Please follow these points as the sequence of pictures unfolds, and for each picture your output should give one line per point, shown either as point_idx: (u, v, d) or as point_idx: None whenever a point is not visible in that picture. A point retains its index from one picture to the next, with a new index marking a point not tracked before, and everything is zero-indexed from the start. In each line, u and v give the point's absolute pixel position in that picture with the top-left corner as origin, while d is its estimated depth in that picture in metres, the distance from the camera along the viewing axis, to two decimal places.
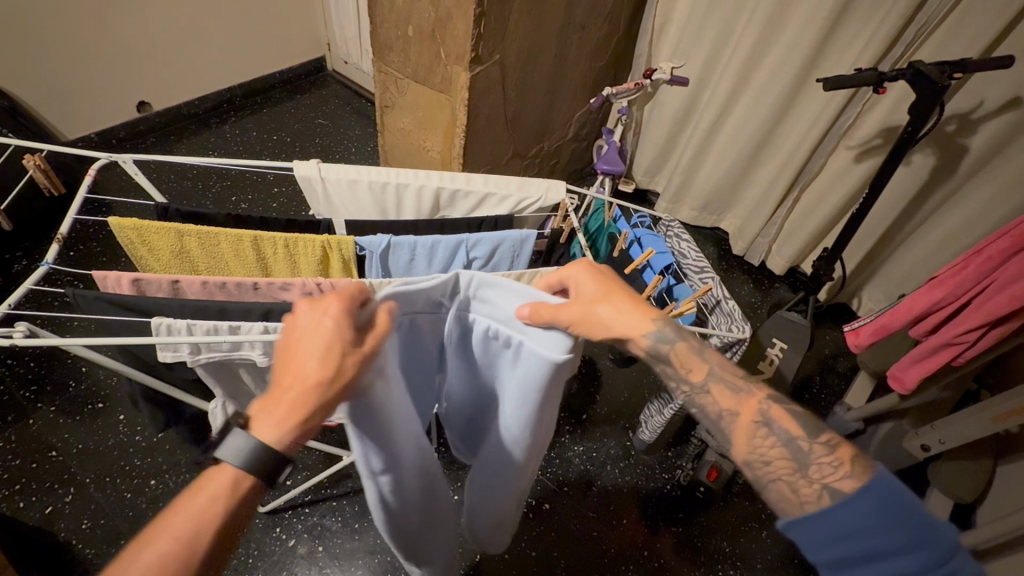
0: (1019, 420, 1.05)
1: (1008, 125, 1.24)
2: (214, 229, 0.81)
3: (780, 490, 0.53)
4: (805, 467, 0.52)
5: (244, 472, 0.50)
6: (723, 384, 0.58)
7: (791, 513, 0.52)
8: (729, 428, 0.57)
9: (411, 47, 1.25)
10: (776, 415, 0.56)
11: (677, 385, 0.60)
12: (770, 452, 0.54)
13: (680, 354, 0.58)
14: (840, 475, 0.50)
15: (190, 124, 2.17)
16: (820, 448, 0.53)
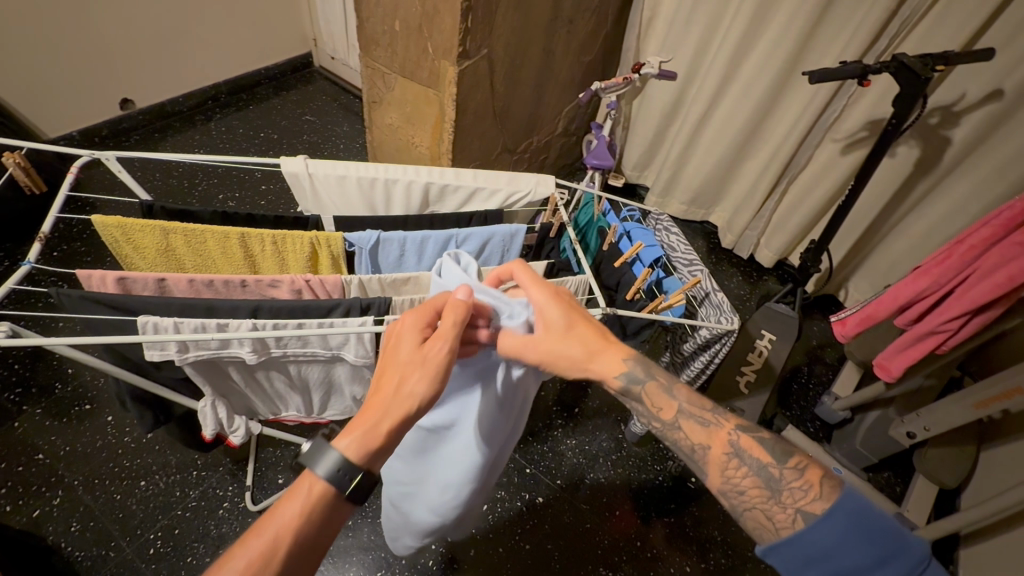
0: (1001, 405, 1.07)
1: (990, 116, 1.25)
2: (200, 226, 0.80)
3: (756, 518, 0.53)
4: (777, 493, 0.52)
5: (327, 483, 0.51)
6: (693, 418, 0.59)
7: (768, 539, 0.53)
8: (703, 462, 0.57)
9: (398, 41, 1.24)
10: (746, 445, 0.56)
11: (651, 422, 0.61)
12: (744, 482, 0.55)
13: (651, 394, 0.60)
14: (811, 499, 0.51)
15: (175, 122, 2.14)
16: (790, 473, 0.53)
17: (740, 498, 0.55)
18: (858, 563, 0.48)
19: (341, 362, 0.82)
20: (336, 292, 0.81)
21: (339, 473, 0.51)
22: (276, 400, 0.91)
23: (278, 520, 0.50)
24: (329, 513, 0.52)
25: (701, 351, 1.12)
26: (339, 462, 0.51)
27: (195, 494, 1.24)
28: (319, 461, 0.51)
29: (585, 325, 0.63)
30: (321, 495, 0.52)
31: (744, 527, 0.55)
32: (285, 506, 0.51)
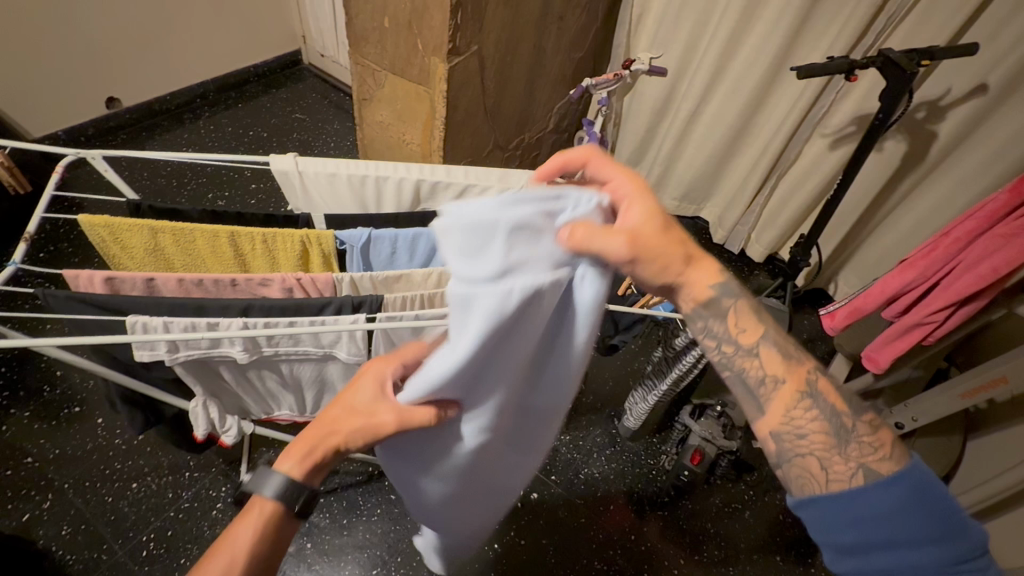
0: (987, 395, 1.10)
1: (975, 111, 1.27)
2: (189, 225, 0.79)
3: (807, 465, 0.55)
4: (843, 445, 0.54)
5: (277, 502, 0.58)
6: (775, 349, 0.59)
7: (813, 489, 0.55)
8: (768, 396, 0.58)
9: (387, 38, 1.23)
10: (822, 389, 0.58)
11: (721, 344, 0.59)
12: (808, 426, 0.56)
13: (739, 313, 0.59)
14: (879, 458, 0.53)
15: (162, 121, 2.11)
16: (862, 427, 0.56)
17: (799, 442, 0.56)
18: (906, 531, 0.51)
19: (334, 360, 0.82)
20: (328, 290, 0.80)
21: (285, 494, 0.57)
22: (269, 400, 0.91)
23: (235, 543, 0.56)
24: (279, 529, 0.59)
25: (693, 345, 1.13)
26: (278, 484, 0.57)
27: (188, 495, 1.23)
28: (265, 484, 0.57)
29: (678, 224, 0.57)
30: (273, 514, 0.58)
31: (790, 472, 0.57)
32: (241, 528, 0.57)
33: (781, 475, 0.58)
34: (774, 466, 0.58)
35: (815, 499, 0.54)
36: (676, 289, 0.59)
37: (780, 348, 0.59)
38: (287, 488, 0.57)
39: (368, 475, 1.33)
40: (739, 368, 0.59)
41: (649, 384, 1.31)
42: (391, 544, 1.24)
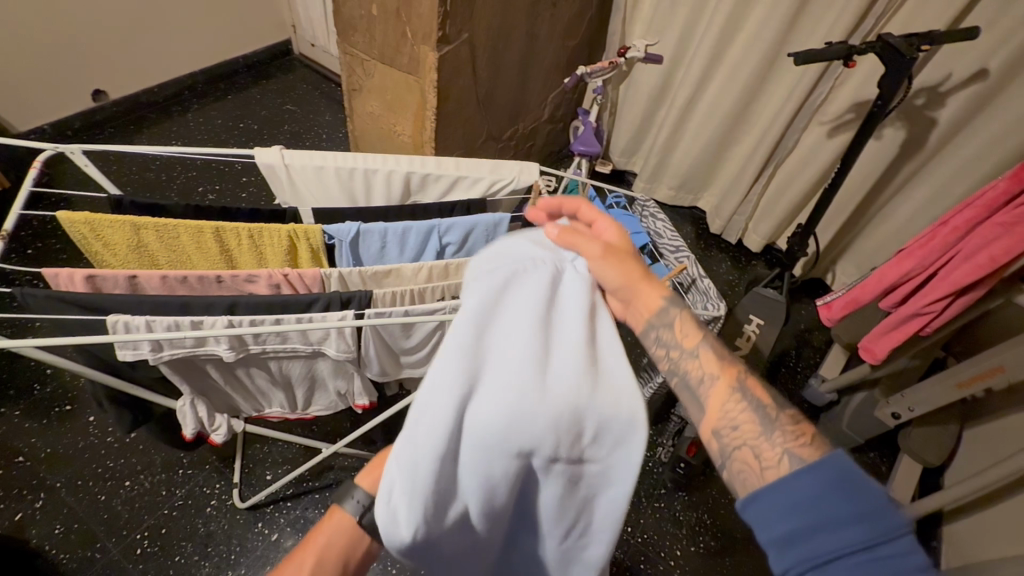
0: (983, 385, 1.09)
1: (974, 97, 1.25)
2: (172, 221, 0.77)
3: (744, 458, 0.52)
4: (770, 433, 0.51)
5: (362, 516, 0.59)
6: (712, 350, 0.58)
7: (752, 483, 0.50)
8: (706, 394, 0.56)
9: (375, 27, 1.20)
10: (751, 385, 0.55)
11: (670, 352, 0.58)
12: (740, 417, 0.54)
13: (681, 319, 0.59)
14: (801, 443, 0.50)
15: (150, 114, 2.08)
16: (785, 417, 0.53)
17: (733, 434, 0.53)
18: (843, 514, 0.45)
19: (322, 357, 0.81)
20: (316, 286, 0.79)
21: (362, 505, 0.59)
22: (259, 397, 0.89)
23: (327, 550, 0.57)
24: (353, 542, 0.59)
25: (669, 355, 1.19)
26: (357, 499, 0.59)
27: (181, 493, 1.22)
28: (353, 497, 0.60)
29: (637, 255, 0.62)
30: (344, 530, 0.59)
31: (730, 477, 0.52)
32: (312, 542, 0.58)
33: (724, 478, 0.54)
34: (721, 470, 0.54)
35: (750, 494, 0.50)
36: (628, 299, 0.60)
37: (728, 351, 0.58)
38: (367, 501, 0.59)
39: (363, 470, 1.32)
40: (683, 372, 0.57)
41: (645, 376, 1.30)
42: None
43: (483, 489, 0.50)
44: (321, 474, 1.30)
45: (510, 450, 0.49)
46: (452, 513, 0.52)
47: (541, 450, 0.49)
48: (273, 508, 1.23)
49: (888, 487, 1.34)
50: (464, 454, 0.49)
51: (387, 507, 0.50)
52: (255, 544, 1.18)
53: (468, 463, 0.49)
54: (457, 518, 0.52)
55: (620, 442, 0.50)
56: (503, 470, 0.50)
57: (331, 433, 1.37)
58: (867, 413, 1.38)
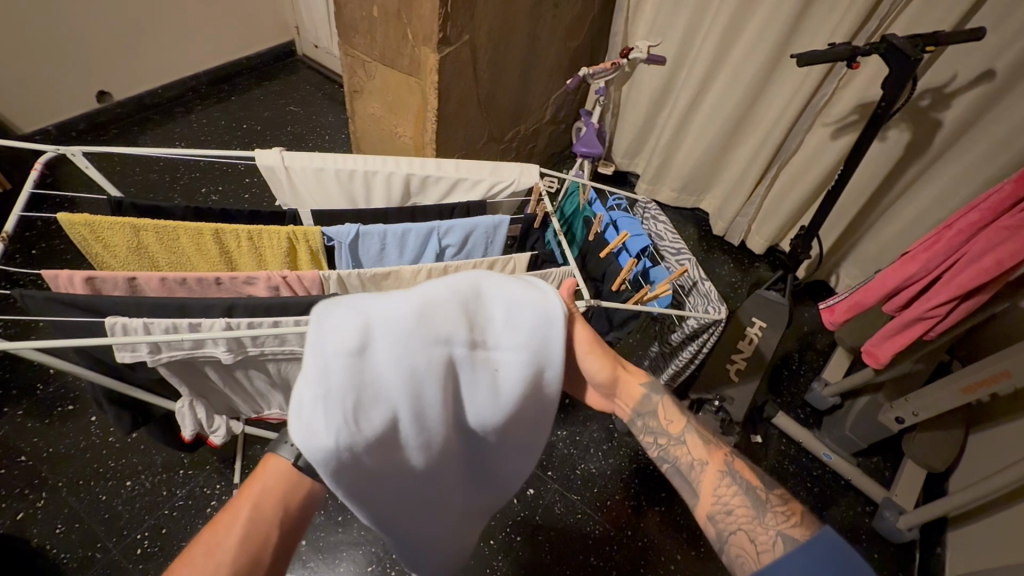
0: (988, 390, 1.08)
1: (980, 99, 1.24)
2: (172, 222, 0.78)
3: (740, 542, 0.58)
4: (762, 516, 0.58)
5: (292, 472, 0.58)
6: (698, 435, 0.66)
7: (749, 566, 0.56)
8: (697, 479, 0.63)
9: (376, 28, 1.20)
10: (739, 467, 0.63)
11: (658, 438, 0.66)
12: (733, 501, 0.60)
13: (664, 407, 0.67)
14: (792, 523, 0.57)
15: (154, 115, 2.09)
16: (775, 498, 0.60)
17: (727, 518, 0.59)
18: None
19: None
20: (315, 288, 0.79)
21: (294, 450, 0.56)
22: (258, 399, 0.89)
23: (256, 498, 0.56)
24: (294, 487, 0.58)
25: (691, 339, 1.10)
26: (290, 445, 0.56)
27: (182, 493, 1.23)
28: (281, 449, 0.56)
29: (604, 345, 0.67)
30: (282, 474, 0.57)
31: (728, 554, 0.59)
32: (249, 490, 0.57)
33: (725, 560, 0.59)
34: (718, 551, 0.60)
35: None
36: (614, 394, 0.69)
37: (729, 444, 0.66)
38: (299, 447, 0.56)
39: None
40: (674, 458, 0.65)
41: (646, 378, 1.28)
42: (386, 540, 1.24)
43: (410, 389, 0.50)
44: None
45: (431, 339, 0.51)
46: (380, 426, 0.50)
47: (457, 337, 0.52)
48: None
49: (891, 493, 1.33)
50: (383, 355, 0.49)
51: (305, 423, 0.47)
52: None
53: (391, 363, 0.49)
54: (385, 431, 0.50)
55: (537, 325, 0.54)
56: (428, 365, 0.51)
57: None
58: (871, 417, 1.37)
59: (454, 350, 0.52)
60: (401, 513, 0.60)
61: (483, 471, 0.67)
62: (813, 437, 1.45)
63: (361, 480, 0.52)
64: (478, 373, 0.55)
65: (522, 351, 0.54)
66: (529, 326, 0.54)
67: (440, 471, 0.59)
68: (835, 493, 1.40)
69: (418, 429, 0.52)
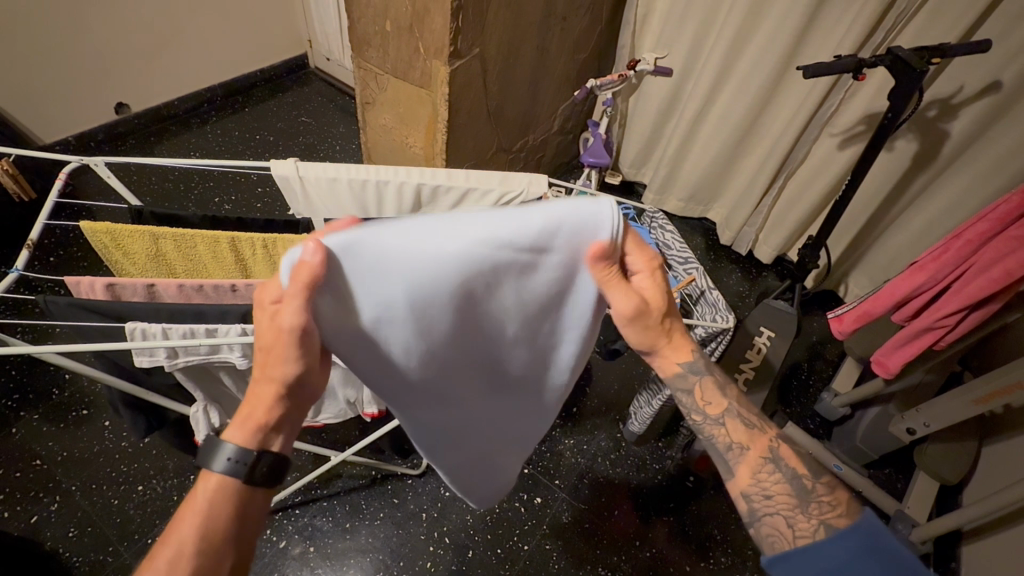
0: (1003, 400, 1.06)
1: (988, 109, 1.24)
2: (189, 230, 0.80)
3: (776, 523, 0.60)
4: (805, 505, 0.59)
5: (232, 482, 0.55)
6: (739, 419, 0.65)
7: (780, 546, 0.59)
8: (735, 461, 0.63)
9: (389, 42, 1.23)
10: (784, 455, 0.63)
11: (693, 415, 0.66)
12: (773, 487, 0.61)
13: (704, 388, 0.66)
14: (837, 514, 0.58)
15: (171, 125, 2.14)
16: (821, 488, 0.61)
17: (766, 502, 0.61)
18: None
19: (334, 366, 0.83)
20: None
21: (235, 463, 0.54)
22: None
23: (199, 511, 0.54)
24: (242, 499, 0.57)
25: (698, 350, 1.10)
26: (228, 457, 0.54)
27: None
28: (214, 461, 0.54)
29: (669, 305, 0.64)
30: (226, 487, 0.55)
31: (760, 533, 0.61)
32: (191, 512, 0.54)
33: (753, 534, 0.62)
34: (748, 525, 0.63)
35: (779, 555, 0.58)
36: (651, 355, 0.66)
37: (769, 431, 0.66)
38: (240, 457, 0.55)
39: (372, 479, 1.34)
40: (709, 434, 0.65)
41: (652, 389, 1.26)
42: (394, 548, 1.24)
43: (413, 287, 0.51)
44: (329, 481, 1.33)
45: (458, 221, 0.50)
46: (382, 314, 0.52)
47: (476, 248, 0.50)
48: (280, 515, 1.26)
49: (903, 505, 1.31)
50: (391, 261, 0.49)
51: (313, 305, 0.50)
52: (263, 550, 1.21)
53: (398, 263, 0.49)
54: (399, 319, 0.53)
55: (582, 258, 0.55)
56: (438, 265, 0.50)
57: (340, 441, 1.37)
58: (883, 426, 1.36)
59: (470, 258, 0.51)
60: (419, 397, 0.66)
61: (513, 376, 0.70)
62: (823, 448, 1.43)
63: (376, 351, 0.57)
64: (507, 272, 0.54)
65: (551, 248, 0.53)
66: (562, 224, 0.52)
67: (460, 361, 0.63)
68: None
69: (432, 316, 0.54)
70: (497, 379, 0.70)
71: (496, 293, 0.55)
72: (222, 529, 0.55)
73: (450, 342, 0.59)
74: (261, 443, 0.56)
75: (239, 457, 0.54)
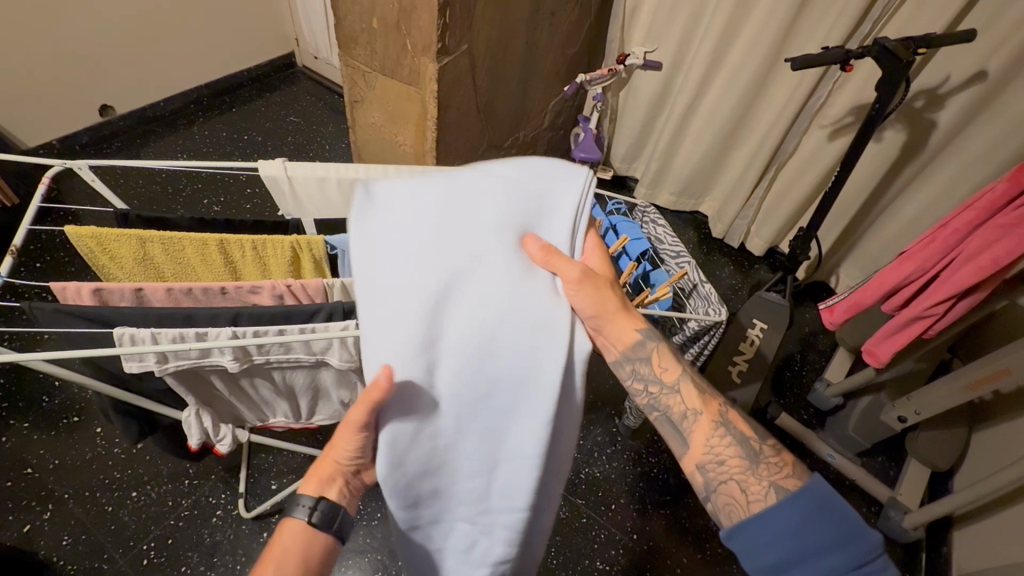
0: (991, 387, 1.08)
1: (974, 99, 1.25)
2: (178, 233, 0.79)
3: (730, 491, 0.60)
4: (755, 466, 0.60)
5: (306, 529, 0.63)
6: (693, 384, 0.66)
7: (737, 515, 0.59)
8: (690, 429, 0.64)
9: (377, 40, 1.22)
10: (734, 419, 0.65)
11: (649, 386, 0.66)
12: (725, 453, 0.62)
13: (659, 354, 0.67)
14: (784, 475, 0.59)
15: (157, 127, 2.12)
16: (768, 449, 0.62)
17: (719, 468, 0.62)
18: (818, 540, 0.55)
19: (326, 367, 0.83)
20: (318, 295, 0.80)
21: (307, 510, 0.63)
22: (263, 407, 0.90)
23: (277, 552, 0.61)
24: (312, 544, 0.63)
25: (690, 344, 1.10)
26: (304, 504, 0.63)
27: (188, 503, 1.23)
28: (294, 508, 0.63)
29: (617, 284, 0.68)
30: (299, 532, 0.62)
31: (717, 503, 0.61)
32: (270, 553, 0.61)
33: (710, 507, 0.63)
34: (705, 498, 0.63)
35: (736, 525, 0.59)
36: (609, 331, 0.66)
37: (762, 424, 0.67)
38: (313, 506, 0.63)
39: None
40: (665, 407, 0.65)
41: None
42: (392, 548, 1.24)
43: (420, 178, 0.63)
44: None
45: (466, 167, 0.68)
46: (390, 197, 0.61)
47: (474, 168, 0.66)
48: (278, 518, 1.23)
49: (895, 492, 1.32)
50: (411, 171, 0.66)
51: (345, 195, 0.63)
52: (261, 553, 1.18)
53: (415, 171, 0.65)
54: (400, 201, 0.61)
55: (523, 241, 0.63)
56: (443, 172, 0.64)
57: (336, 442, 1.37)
58: (874, 415, 1.37)
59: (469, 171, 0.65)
60: (386, 321, 0.56)
61: (499, 326, 0.58)
62: (816, 437, 1.45)
63: (369, 240, 0.58)
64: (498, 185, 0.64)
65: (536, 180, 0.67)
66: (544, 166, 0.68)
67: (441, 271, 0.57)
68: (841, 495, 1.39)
69: (428, 206, 0.61)
70: (475, 328, 0.57)
71: (487, 198, 0.63)
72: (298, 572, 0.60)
73: (435, 239, 0.59)
74: (327, 497, 0.65)
75: (311, 504, 0.63)
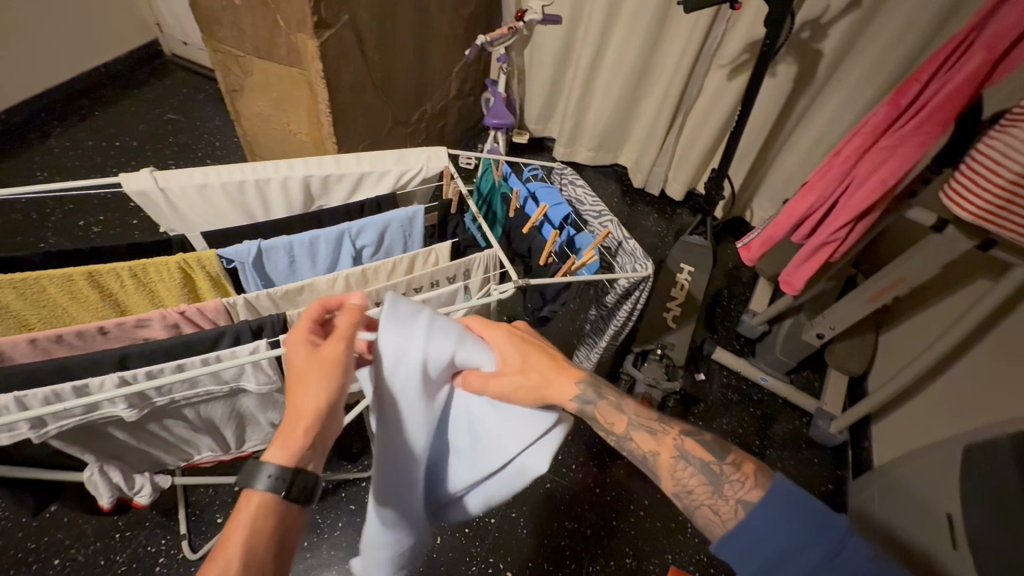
0: (891, 295, 1.18)
1: (852, 25, 1.32)
2: (33, 273, 0.67)
3: (706, 515, 0.56)
4: (720, 488, 0.56)
5: (274, 504, 0.51)
6: (642, 426, 0.61)
7: (717, 533, 0.55)
8: (655, 467, 0.60)
9: (243, 18, 1.08)
10: (691, 447, 0.59)
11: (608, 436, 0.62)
12: (691, 482, 0.58)
13: (603, 411, 0.61)
14: (748, 488, 0.54)
15: (3, 145, 1.82)
16: (729, 468, 0.57)
17: (688, 497, 0.58)
18: (793, 544, 0.50)
19: (246, 394, 0.76)
20: (221, 317, 0.73)
21: (277, 481, 0.50)
22: (182, 447, 0.82)
23: (238, 538, 0.49)
24: (281, 520, 0.52)
25: (625, 300, 1.09)
26: (271, 475, 0.50)
27: (123, 558, 1.13)
28: (254, 478, 0.49)
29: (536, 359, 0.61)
30: (266, 509, 0.50)
31: (699, 525, 0.57)
32: (234, 535, 0.49)
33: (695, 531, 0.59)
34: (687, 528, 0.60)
35: (719, 542, 0.55)
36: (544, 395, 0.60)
37: (688, 425, 0.62)
38: (281, 477, 0.50)
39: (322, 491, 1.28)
40: (631, 451, 0.61)
41: (588, 343, 1.29)
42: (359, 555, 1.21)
43: None
44: None
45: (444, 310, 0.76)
46: None
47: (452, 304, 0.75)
48: None
49: (822, 402, 1.44)
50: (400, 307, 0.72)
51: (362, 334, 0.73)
52: None
53: None
54: None
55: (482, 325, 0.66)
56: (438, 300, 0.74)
57: None
58: (796, 337, 1.47)
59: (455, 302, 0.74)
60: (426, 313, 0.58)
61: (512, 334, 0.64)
62: (749, 365, 1.55)
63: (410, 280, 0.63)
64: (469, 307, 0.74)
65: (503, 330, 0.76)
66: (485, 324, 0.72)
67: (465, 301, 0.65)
68: (776, 413, 1.50)
69: None
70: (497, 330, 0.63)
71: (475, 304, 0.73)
72: (268, 551, 0.50)
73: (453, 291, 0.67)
74: (301, 460, 0.51)
75: (286, 477, 0.50)
